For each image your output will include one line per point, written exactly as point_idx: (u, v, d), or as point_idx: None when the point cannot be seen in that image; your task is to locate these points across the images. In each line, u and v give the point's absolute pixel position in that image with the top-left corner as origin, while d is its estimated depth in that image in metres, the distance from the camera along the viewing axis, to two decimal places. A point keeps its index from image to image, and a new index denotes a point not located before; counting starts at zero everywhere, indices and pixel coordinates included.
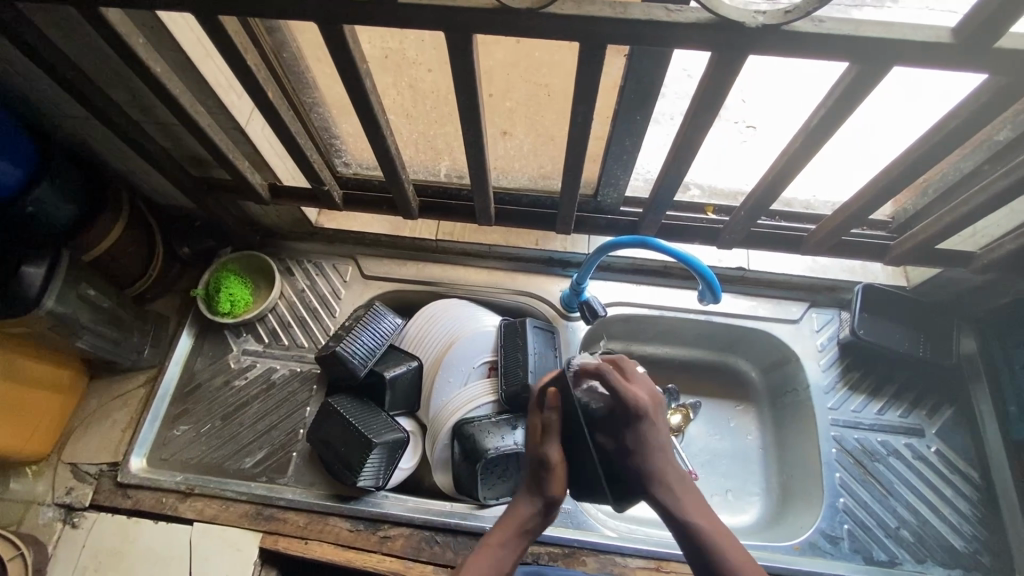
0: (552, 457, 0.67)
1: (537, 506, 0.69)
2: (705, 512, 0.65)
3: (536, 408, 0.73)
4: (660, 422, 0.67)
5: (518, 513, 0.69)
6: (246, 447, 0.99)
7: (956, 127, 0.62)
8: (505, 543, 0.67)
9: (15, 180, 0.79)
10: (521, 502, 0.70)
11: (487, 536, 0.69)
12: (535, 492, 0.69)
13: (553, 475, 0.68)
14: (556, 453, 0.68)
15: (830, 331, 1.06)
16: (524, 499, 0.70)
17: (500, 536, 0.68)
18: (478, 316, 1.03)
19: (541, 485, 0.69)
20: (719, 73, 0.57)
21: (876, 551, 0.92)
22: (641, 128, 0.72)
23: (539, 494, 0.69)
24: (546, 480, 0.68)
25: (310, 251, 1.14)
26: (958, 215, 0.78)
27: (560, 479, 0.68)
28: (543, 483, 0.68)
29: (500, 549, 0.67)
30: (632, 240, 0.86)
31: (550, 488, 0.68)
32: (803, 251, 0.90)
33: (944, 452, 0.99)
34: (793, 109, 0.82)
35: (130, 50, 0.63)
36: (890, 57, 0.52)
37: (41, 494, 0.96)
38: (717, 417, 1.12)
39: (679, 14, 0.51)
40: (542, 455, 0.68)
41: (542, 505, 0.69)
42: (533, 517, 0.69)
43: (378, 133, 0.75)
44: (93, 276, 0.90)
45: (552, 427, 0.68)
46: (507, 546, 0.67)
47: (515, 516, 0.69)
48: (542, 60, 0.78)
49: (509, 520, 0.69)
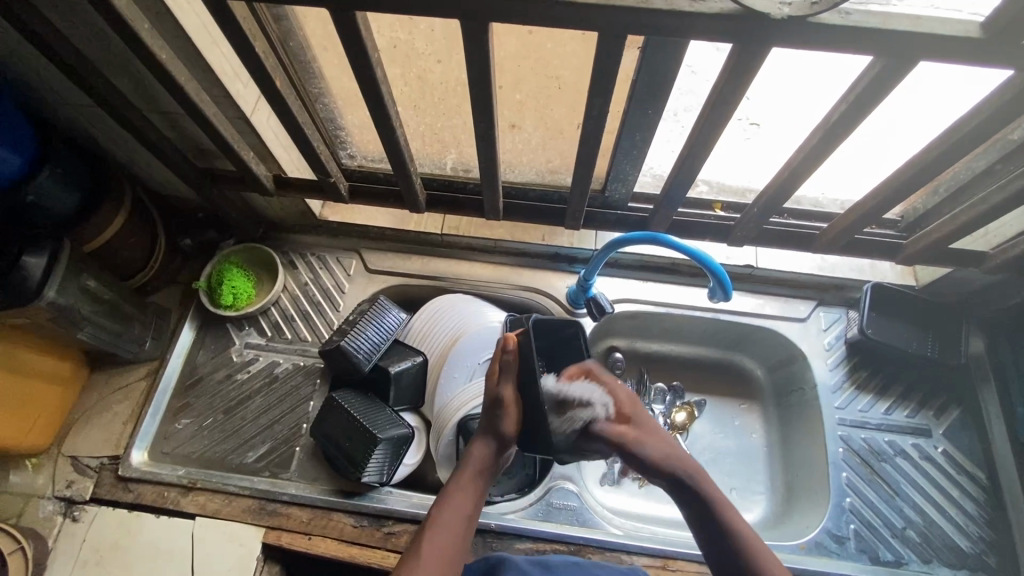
0: (505, 397, 0.71)
1: (493, 447, 0.72)
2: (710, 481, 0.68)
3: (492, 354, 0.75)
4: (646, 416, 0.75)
5: (473, 457, 0.71)
6: (249, 441, 0.98)
7: (977, 125, 0.61)
8: (463, 493, 0.69)
9: (14, 168, 0.77)
10: (475, 448, 0.72)
11: (446, 491, 0.70)
12: (489, 434, 0.72)
13: (507, 412, 0.71)
14: (511, 393, 0.72)
15: (837, 330, 1.05)
16: (480, 443, 0.73)
17: (459, 482, 0.70)
18: (483, 311, 1.02)
19: (493, 425, 0.72)
20: (738, 66, 0.56)
21: (883, 551, 0.92)
22: (654, 122, 0.71)
23: (492, 435, 0.72)
24: (500, 420, 0.72)
25: (312, 244, 1.13)
26: (972, 215, 0.77)
27: (513, 417, 0.72)
28: (498, 422, 0.72)
29: (459, 494, 0.69)
30: (641, 236, 0.85)
31: (504, 427, 0.71)
32: (814, 248, 0.90)
33: (951, 453, 0.99)
34: (804, 113, 0.76)
35: (136, 35, 0.62)
36: (917, 50, 0.51)
37: (41, 488, 0.94)
38: (722, 416, 1.11)
39: (702, 5, 0.50)
40: (498, 395, 0.72)
41: (496, 444, 0.72)
42: (489, 459, 0.71)
43: (387, 123, 0.73)
44: (94, 268, 0.88)
45: (509, 368, 0.72)
46: (467, 491, 0.69)
47: (472, 459, 0.71)
48: (554, 51, 0.74)
49: (466, 470, 0.71)
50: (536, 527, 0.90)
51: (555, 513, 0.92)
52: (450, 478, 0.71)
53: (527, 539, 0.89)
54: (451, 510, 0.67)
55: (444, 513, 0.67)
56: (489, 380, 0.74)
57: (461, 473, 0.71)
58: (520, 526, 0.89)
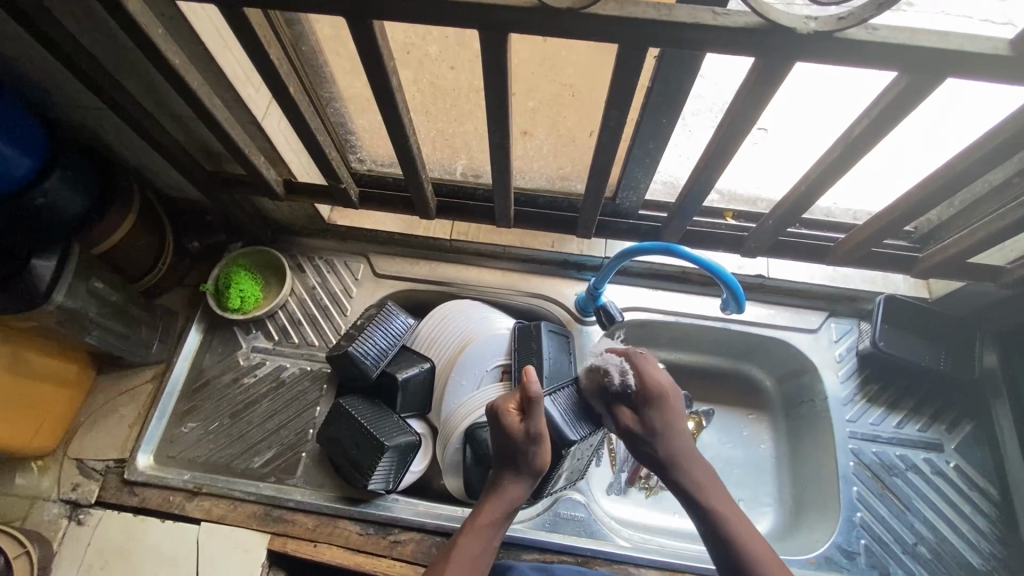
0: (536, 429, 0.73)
1: (524, 485, 0.77)
2: (711, 490, 0.75)
3: (512, 394, 0.78)
4: (677, 413, 0.77)
5: (505, 495, 0.76)
6: (255, 447, 0.98)
7: (1003, 141, 0.59)
8: (488, 524, 0.75)
9: (24, 169, 0.76)
10: (507, 481, 0.77)
11: (474, 517, 0.77)
12: (523, 475, 0.76)
13: (540, 449, 0.74)
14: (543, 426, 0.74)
15: (848, 341, 1.04)
16: (509, 478, 0.77)
17: (487, 514, 0.76)
18: (492, 317, 1.01)
19: (526, 462, 0.76)
20: (761, 78, 0.55)
21: (893, 567, 0.91)
22: (668, 131, 0.70)
23: (526, 471, 0.76)
24: (533, 455, 0.75)
25: (321, 248, 1.13)
26: (992, 229, 0.76)
27: (547, 452, 0.75)
28: (531, 458, 0.75)
29: (485, 525, 0.75)
30: (653, 247, 0.84)
31: (538, 463, 0.75)
32: (829, 260, 0.89)
33: (963, 468, 0.98)
34: (823, 126, 0.77)
35: (149, 40, 0.61)
36: (946, 67, 0.50)
37: (46, 490, 0.94)
38: (730, 426, 1.09)
39: (725, 18, 0.49)
40: (533, 430, 0.73)
41: (527, 484, 0.77)
42: (519, 497, 0.77)
43: (400, 128, 0.73)
44: (102, 270, 0.88)
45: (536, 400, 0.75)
46: (493, 526, 0.76)
47: (502, 495, 0.77)
48: (569, 59, 0.73)
49: (494, 501, 0.77)
50: (543, 538, 0.89)
51: (562, 523, 0.91)
52: (479, 503, 0.78)
53: (533, 549, 0.89)
54: (474, 542, 0.75)
55: (470, 538, 0.75)
56: (508, 414, 0.75)
57: (492, 502, 0.77)
58: (527, 536, 0.89)
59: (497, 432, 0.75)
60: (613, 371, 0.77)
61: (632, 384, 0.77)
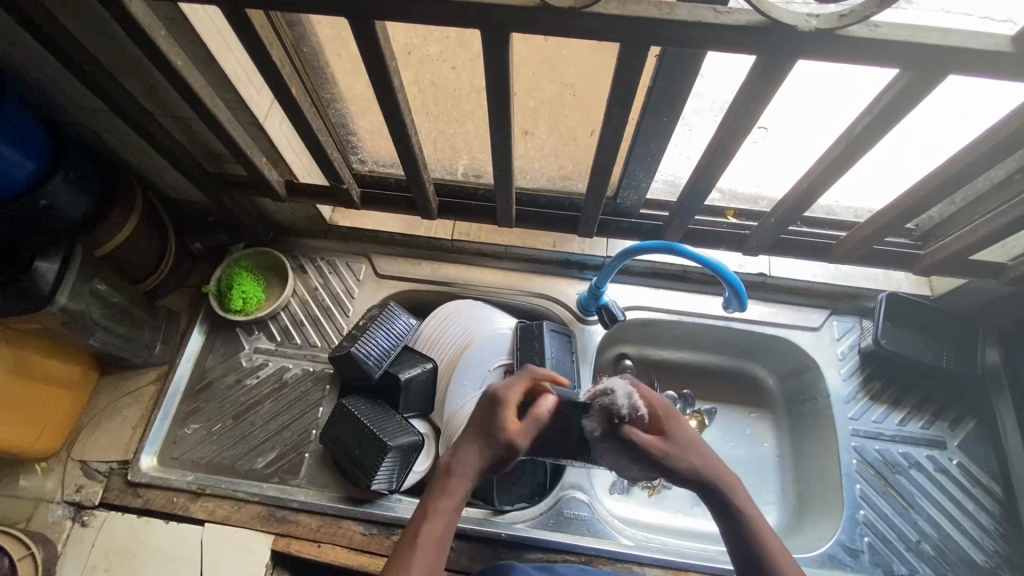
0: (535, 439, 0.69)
1: (483, 455, 0.64)
2: (748, 499, 0.63)
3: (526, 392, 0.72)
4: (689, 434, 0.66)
5: (463, 459, 0.64)
6: (258, 447, 0.98)
7: (1003, 138, 0.60)
8: (448, 503, 0.62)
9: (26, 171, 0.76)
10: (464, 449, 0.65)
11: (431, 493, 0.63)
12: (486, 443, 0.64)
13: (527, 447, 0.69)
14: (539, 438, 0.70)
15: (850, 339, 1.04)
16: (468, 444, 0.65)
17: (446, 489, 0.63)
18: (493, 317, 1.01)
19: (491, 431, 0.65)
20: (762, 76, 0.55)
21: (897, 565, 0.91)
22: (669, 130, 0.70)
23: (487, 441, 0.65)
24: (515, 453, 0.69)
25: (323, 249, 1.13)
26: (994, 227, 0.76)
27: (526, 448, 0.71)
28: (501, 433, 0.64)
29: (445, 496, 0.62)
30: (656, 246, 0.84)
31: (505, 439, 0.64)
32: (831, 258, 0.89)
33: (966, 466, 0.98)
34: (823, 123, 0.77)
35: (152, 42, 0.61)
36: (948, 63, 0.50)
37: (50, 492, 0.94)
38: (733, 425, 1.09)
39: (726, 17, 0.49)
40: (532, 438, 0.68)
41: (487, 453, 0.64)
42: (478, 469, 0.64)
43: (402, 129, 0.73)
44: (105, 272, 0.88)
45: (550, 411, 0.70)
46: (452, 497, 0.62)
47: (460, 462, 0.64)
48: (570, 59, 0.73)
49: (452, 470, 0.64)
50: (548, 537, 0.89)
51: (565, 522, 0.91)
52: (436, 475, 0.65)
53: (537, 549, 0.89)
54: (434, 515, 0.61)
55: (430, 519, 0.61)
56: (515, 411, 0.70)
57: (450, 482, 0.63)
58: (530, 535, 0.89)
59: (492, 415, 0.66)
60: (624, 398, 0.67)
61: (642, 407, 0.67)
